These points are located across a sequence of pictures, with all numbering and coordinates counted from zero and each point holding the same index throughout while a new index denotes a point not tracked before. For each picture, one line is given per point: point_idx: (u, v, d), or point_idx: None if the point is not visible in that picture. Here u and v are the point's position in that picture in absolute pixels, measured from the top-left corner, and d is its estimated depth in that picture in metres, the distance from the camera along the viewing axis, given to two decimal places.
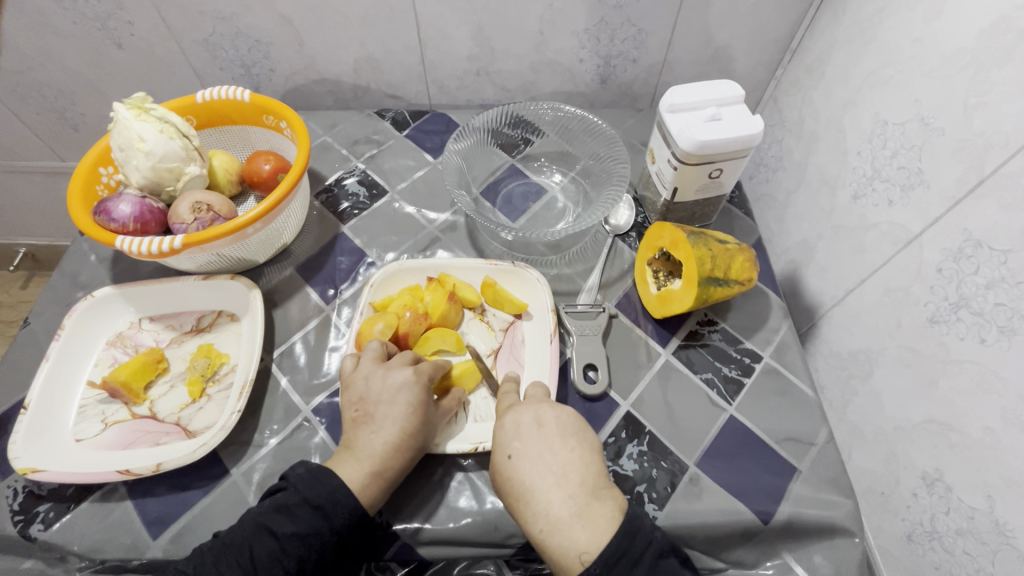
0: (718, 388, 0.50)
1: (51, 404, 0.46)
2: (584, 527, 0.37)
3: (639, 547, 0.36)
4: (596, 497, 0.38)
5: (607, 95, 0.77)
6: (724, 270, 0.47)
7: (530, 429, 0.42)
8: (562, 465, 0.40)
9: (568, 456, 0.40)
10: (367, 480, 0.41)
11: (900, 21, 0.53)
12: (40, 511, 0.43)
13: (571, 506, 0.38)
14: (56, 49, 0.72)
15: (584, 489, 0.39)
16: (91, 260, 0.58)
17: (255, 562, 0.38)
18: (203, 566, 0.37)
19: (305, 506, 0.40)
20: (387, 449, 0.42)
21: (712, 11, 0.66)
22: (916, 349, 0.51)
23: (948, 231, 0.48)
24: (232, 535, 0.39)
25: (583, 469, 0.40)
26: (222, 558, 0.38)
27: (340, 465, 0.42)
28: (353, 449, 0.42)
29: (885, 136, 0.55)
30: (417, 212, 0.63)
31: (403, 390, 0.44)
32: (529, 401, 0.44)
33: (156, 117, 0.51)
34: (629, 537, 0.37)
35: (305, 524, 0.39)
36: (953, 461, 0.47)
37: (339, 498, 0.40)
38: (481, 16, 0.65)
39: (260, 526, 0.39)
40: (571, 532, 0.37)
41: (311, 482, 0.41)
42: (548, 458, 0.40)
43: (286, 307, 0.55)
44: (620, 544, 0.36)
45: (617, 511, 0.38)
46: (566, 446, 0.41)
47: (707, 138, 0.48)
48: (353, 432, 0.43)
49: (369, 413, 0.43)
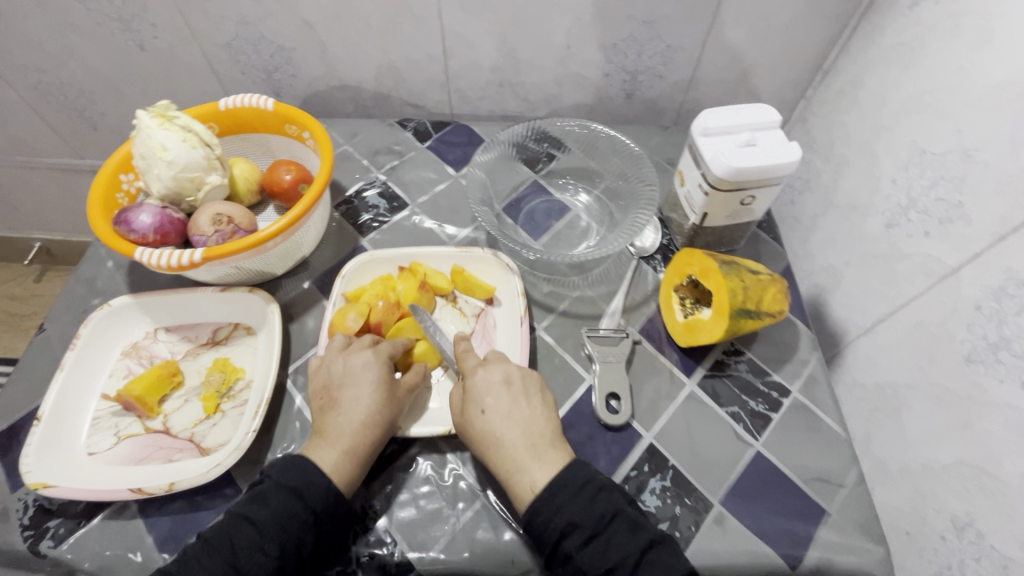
0: (744, 423, 0.48)
1: (63, 415, 0.46)
2: (543, 469, 0.40)
3: (581, 479, 0.39)
4: (552, 445, 0.42)
5: (630, 110, 0.75)
6: (756, 302, 0.46)
7: (499, 387, 0.44)
8: (528, 419, 0.43)
9: (531, 412, 0.43)
10: (342, 459, 0.42)
11: (943, 48, 0.49)
12: (51, 526, 0.42)
13: (532, 452, 0.41)
14: (79, 48, 0.71)
15: (544, 439, 0.42)
16: (108, 267, 0.58)
17: (236, 552, 0.37)
18: (187, 564, 0.36)
19: (279, 490, 0.40)
20: (356, 428, 0.43)
21: (743, 29, 0.63)
22: (949, 388, 0.47)
23: (989, 268, 0.44)
24: (213, 531, 0.38)
25: (545, 424, 0.43)
26: (203, 553, 0.37)
27: (314, 449, 0.42)
28: (324, 433, 0.43)
29: (922, 165, 0.51)
30: (438, 227, 0.62)
31: (366, 371, 0.44)
32: (493, 360, 0.46)
33: (179, 126, 0.50)
34: (573, 472, 0.40)
35: (280, 506, 0.39)
36: (988, 508, 0.43)
37: (312, 479, 0.40)
38: (506, 27, 0.64)
39: (237, 517, 0.39)
40: (531, 472, 0.40)
41: (283, 469, 0.41)
42: (517, 414, 0.43)
43: (303, 321, 0.54)
44: (566, 476, 0.39)
45: (568, 457, 0.42)
46: (530, 403, 0.44)
47: (740, 165, 0.47)
48: (322, 417, 0.44)
49: (335, 398, 0.44)
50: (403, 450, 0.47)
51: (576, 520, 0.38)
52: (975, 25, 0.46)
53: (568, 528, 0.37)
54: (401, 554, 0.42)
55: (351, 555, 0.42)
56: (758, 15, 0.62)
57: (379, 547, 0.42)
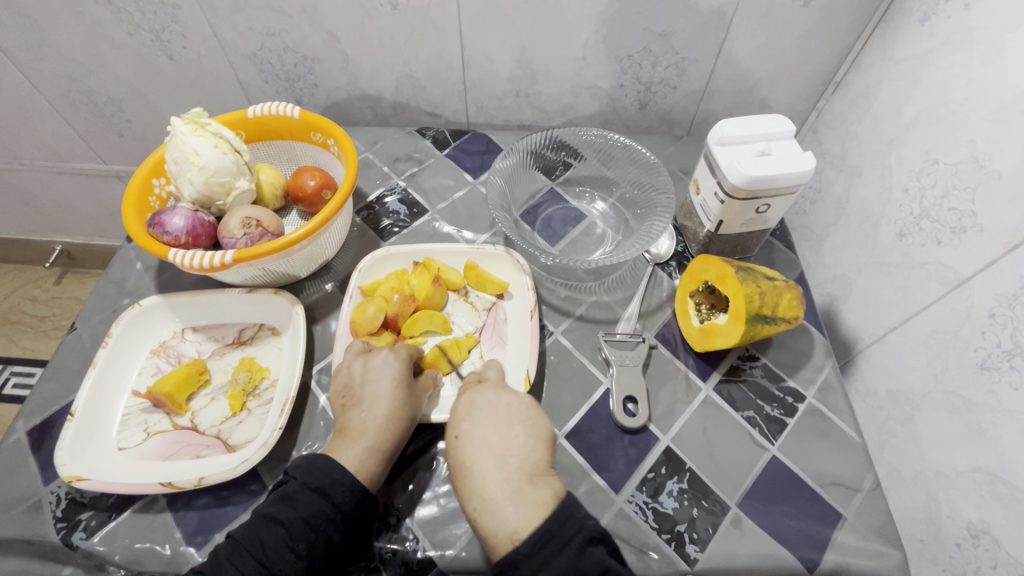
0: (760, 427, 0.49)
1: (95, 411, 0.47)
2: (518, 509, 0.38)
3: (568, 532, 0.36)
4: (532, 482, 0.39)
5: (645, 121, 0.76)
6: (772, 307, 0.48)
7: (479, 413, 0.43)
8: (503, 449, 0.41)
9: (510, 440, 0.41)
10: (364, 457, 0.42)
11: (956, 61, 0.49)
12: (82, 518, 0.43)
13: (505, 488, 0.39)
14: (109, 58, 0.74)
15: (522, 474, 0.39)
16: (137, 268, 0.60)
17: (266, 552, 0.38)
18: (218, 565, 0.38)
19: (304, 491, 0.40)
20: (377, 425, 0.43)
21: (757, 43, 0.64)
22: (965, 396, 0.46)
23: (1002, 276, 0.43)
24: (242, 532, 0.39)
25: (523, 455, 0.41)
26: (234, 553, 0.38)
27: (337, 449, 0.43)
28: (347, 431, 0.44)
29: (935, 175, 0.51)
30: (456, 232, 0.64)
31: (387, 368, 0.46)
32: (486, 385, 0.46)
33: (211, 132, 0.52)
34: (558, 521, 0.37)
35: (307, 507, 0.40)
36: (1004, 515, 0.42)
37: (336, 477, 0.41)
38: (525, 40, 0.65)
39: (266, 518, 0.40)
40: (503, 514, 0.38)
41: (306, 470, 0.41)
42: (493, 442, 0.41)
43: (326, 323, 0.56)
44: (549, 528, 0.36)
45: (552, 497, 0.38)
46: (512, 431, 0.42)
47: (758, 174, 0.48)
48: (344, 416, 0.45)
49: (356, 396, 0.45)
50: (425, 449, 0.47)
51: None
52: (986, 41, 0.46)
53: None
54: (423, 552, 0.43)
55: (375, 552, 0.43)
56: (772, 28, 0.62)
57: (401, 544, 0.43)
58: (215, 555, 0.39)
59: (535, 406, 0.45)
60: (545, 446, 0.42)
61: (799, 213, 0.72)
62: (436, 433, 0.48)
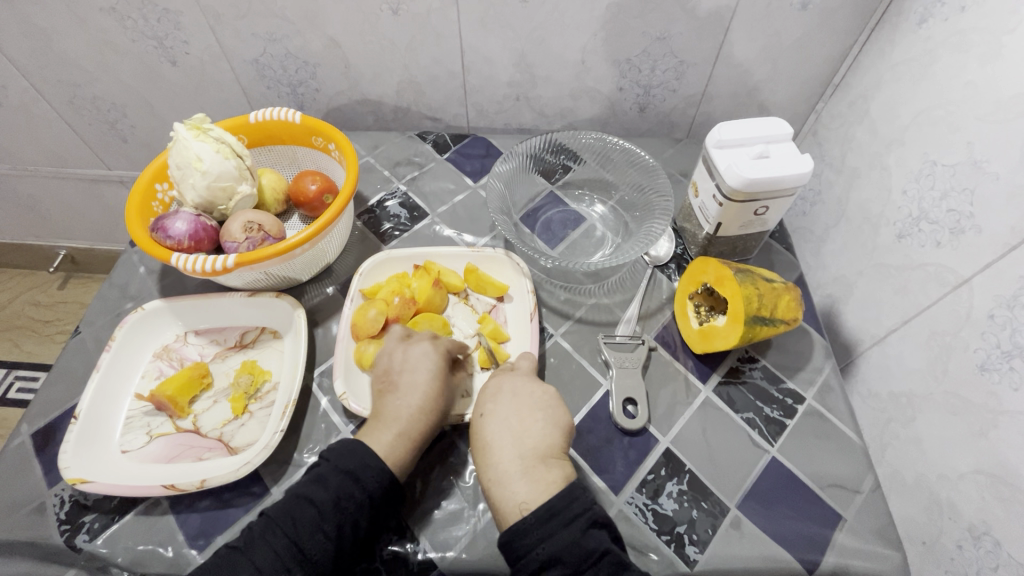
0: (760, 429, 0.49)
1: (99, 414, 0.47)
2: (527, 485, 0.40)
3: (575, 510, 0.38)
4: (543, 462, 0.41)
5: (644, 124, 0.76)
6: (771, 309, 0.48)
7: (505, 395, 0.45)
8: (523, 430, 0.42)
9: (529, 423, 0.43)
10: (395, 442, 0.43)
11: (953, 63, 0.49)
12: (86, 521, 0.44)
13: (518, 464, 0.41)
14: (113, 64, 0.74)
15: (535, 454, 0.41)
16: (141, 272, 0.60)
17: (298, 530, 0.39)
18: (252, 541, 0.38)
19: (338, 473, 0.41)
20: (411, 413, 0.44)
21: (755, 46, 0.65)
22: (965, 397, 0.46)
23: (1001, 277, 0.44)
24: (275, 510, 0.40)
25: (541, 437, 0.42)
26: (267, 530, 0.39)
27: (370, 433, 0.44)
28: (381, 416, 0.44)
29: (933, 177, 0.51)
30: (456, 235, 0.65)
31: (426, 359, 0.47)
32: (515, 371, 0.47)
33: (213, 137, 0.53)
34: (565, 499, 0.38)
35: (339, 489, 0.40)
36: (1005, 516, 0.42)
37: (368, 462, 0.41)
38: (524, 45, 0.66)
39: (299, 497, 0.40)
40: (513, 487, 0.40)
41: (339, 453, 0.42)
42: (513, 422, 0.43)
43: (327, 327, 0.56)
44: (555, 504, 0.38)
45: (561, 478, 0.40)
46: (532, 415, 0.43)
47: (756, 176, 0.48)
48: (379, 401, 0.46)
49: (393, 382, 0.46)
50: (424, 452, 0.48)
51: (558, 555, 0.36)
52: (982, 43, 0.47)
53: (550, 562, 0.36)
54: (424, 554, 0.43)
55: (376, 553, 0.43)
56: (770, 31, 0.63)
57: (402, 546, 0.43)
58: (248, 531, 0.39)
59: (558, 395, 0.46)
60: (563, 434, 0.43)
61: (798, 214, 0.72)
62: (437, 435, 0.49)
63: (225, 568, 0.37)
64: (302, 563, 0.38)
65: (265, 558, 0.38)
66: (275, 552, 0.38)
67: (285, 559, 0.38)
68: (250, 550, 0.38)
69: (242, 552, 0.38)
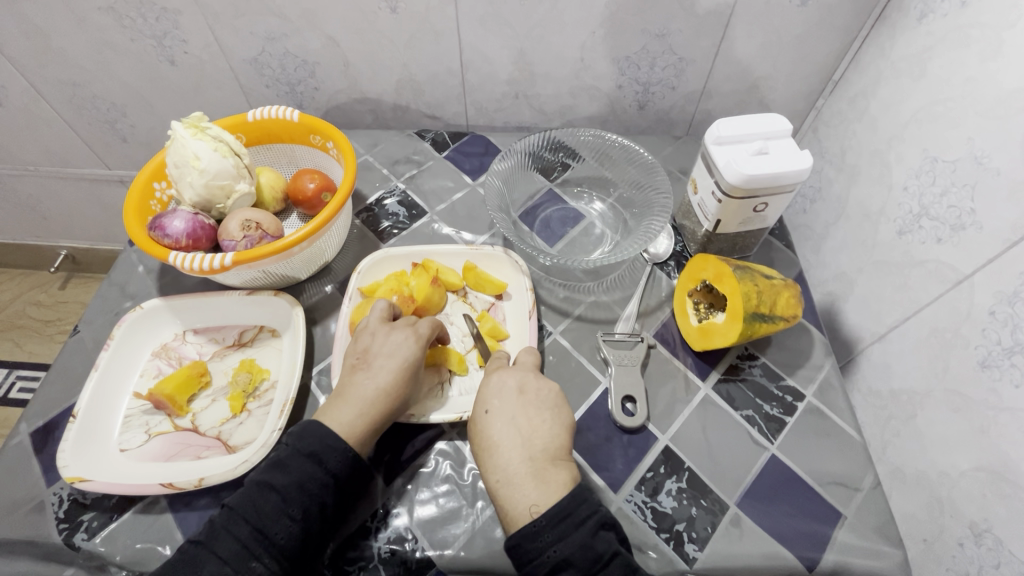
0: (759, 426, 0.49)
1: (97, 413, 0.47)
2: (538, 486, 0.39)
3: (584, 512, 0.37)
4: (552, 463, 0.41)
5: (644, 121, 0.76)
6: (771, 306, 0.47)
7: (512, 393, 0.44)
8: (531, 431, 0.42)
9: (537, 424, 0.43)
10: (357, 423, 0.43)
11: (953, 58, 0.49)
12: (84, 519, 0.44)
13: (528, 465, 0.40)
14: (112, 64, 0.74)
15: (545, 455, 0.41)
16: (140, 271, 0.60)
17: (261, 518, 0.38)
18: (216, 533, 0.38)
19: (298, 457, 0.41)
20: (377, 395, 0.44)
21: (755, 43, 0.64)
22: (966, 394, 0.46)
23: (1002, 273, 0.43)
24: (237, 501, 0.39)
25: (549, 438, 0.42)
26: (229, 521, 0.39)
27: (331, 410, 0.44)
28: (345, 395, 0.44)
29: (934, 173, 0.50)
30: (455, 233, 0.64)
31: (404, 346, 0.46)
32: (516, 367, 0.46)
33: (211, 136, 0.53)
34: (574, 500, 0.38)
35: (300, 472, 0.40)
36: (1006, 513, 0.42)
37: (329, 444, 0.41)
38: (523, 42, 0.65)
39: (260, 485, 0.40)
40: (523, 488, 0.39)
41: (300, 435, 0.42)
42: (520, 422, 0.43)
43: (325, 325, 0.56)
44: (566, 505, 0.37)
45: (570, 479, 0.40)
46: (540, 415, 0.43)
47: (755, 173, 0.48)
48: (350, 377, 0.45)
49: (368, 362, 0.45)
50: (422, 450, 0.48)
51: (570, 557, 0.36)
52: (983, 38, 0.46)
53: (562, 564, 0.35)
54: (422, 552, 0.43)
55: (373, 551, 0.43)
56: (769, 28, 0.62)
57: (400, 544, 0.43)
58: (210, 524, 0.39)
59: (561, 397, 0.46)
60: (567, 434, 0.43)
61: (799, 212, 0.72)
62: (436, 433, 0.48)
63: (190, 563, 0.37)
64: (270, 549, 0.38)
65: (230, 548, 0.37)
66: (240, 541, 0.38)
67: (251, 546, 0.38)
68: (213, 543, 0.38)
69: (205, 545, 0.38)
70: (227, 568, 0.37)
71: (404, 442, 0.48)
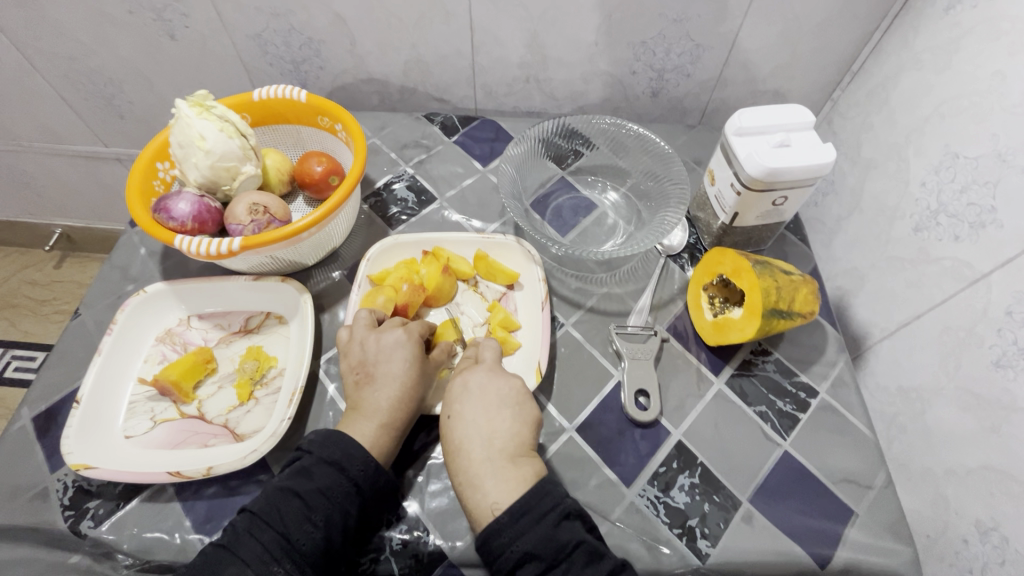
0: (772, 422, 0.49)
1: (101, 399, 0.46)
2: (499, 484, 0.38)
3: (546, 505, 0.37)
4: (513, 461, 0.39)
5: (657, 109, 0.74)
6: (789, 302, 0.47)
7: (470, 393, 0.43)
8: (491, 430, 0.41)
9: (497, 422, 0.41)
10: (378, 433, 0.42)
11: (980, 51, 0.48)
12: (90, 507, 0.43)
13: (488, 465, 0.39)
14: (111, 38, 0.72)
15: (505, 453, 0.40)
16: (141, 254, 0.59)
17: (284, 523, 0.38)
18: (238, 537, 0.38)
19: (322, 465, 0.40)
20: (392, 403, 0.43)
21: (774, 30, 0.63)
22: (977, 393, 0.46)
23: (1020, 273, 0.43)
24: (259, 505, 0.39)
25: (508, 437, 0.40)
26: (253, 526, 0.38)
27: (351, 425, 0.43)
28: (360, 408, 0.43)
29: (954, 169, 0.49)
30: (464, 220, 0.63)
31: (399, 348, 0.45)
32: (479, 366, 0.45)
33: (216, 115, 0.51)
34: (537, 495, 0.37)
35: (324, 479, 0.40)
36: (1015, 513, 0.42)
37: (352, 452, 0.41)
38: (536, 25, 0.63)
39: (284, 490, 0.39)
40: (484, 488, 0.38)
41: (323, 443, 0.41)
42: (480, 422, 0.41)
43: (333, 312, 0.55)
44: (528, 501, 0.37)
45: (533, 475, 0.39)
46: (500, 412, 0.42)
47: (776, 165, 0.47)
48: (357, 393, 0.45)
49: (370, 374, 0.45)
50: (434, 442, 0.47)
51: (533, 550, 0.35)
52: (1013, 31, 0.45)
53: (524, 558, 0.35)
54: (432, 543, 0.42)
55: (386, 543, 0.42)
56: (789, 16, 0.61)
57: (411, 535, 0.43)
58: (233, 528, 0.38)
59: (526, 389, 0.44)
60: (531, 429, 0.42)
61: (810, 205, 0.71)
62: None
63: (212, 565, 0.36)
64: (292, 555, 0.37)
65: (253, 551, 0.37)
66: (263, 545, 0.37)
67: (273, 550, 0.37)
68: (236, 546, 0.37)
69: (227, 548, 0.37)
70: (249, 571, 0.36)
71: (416, 437, 0.47)
